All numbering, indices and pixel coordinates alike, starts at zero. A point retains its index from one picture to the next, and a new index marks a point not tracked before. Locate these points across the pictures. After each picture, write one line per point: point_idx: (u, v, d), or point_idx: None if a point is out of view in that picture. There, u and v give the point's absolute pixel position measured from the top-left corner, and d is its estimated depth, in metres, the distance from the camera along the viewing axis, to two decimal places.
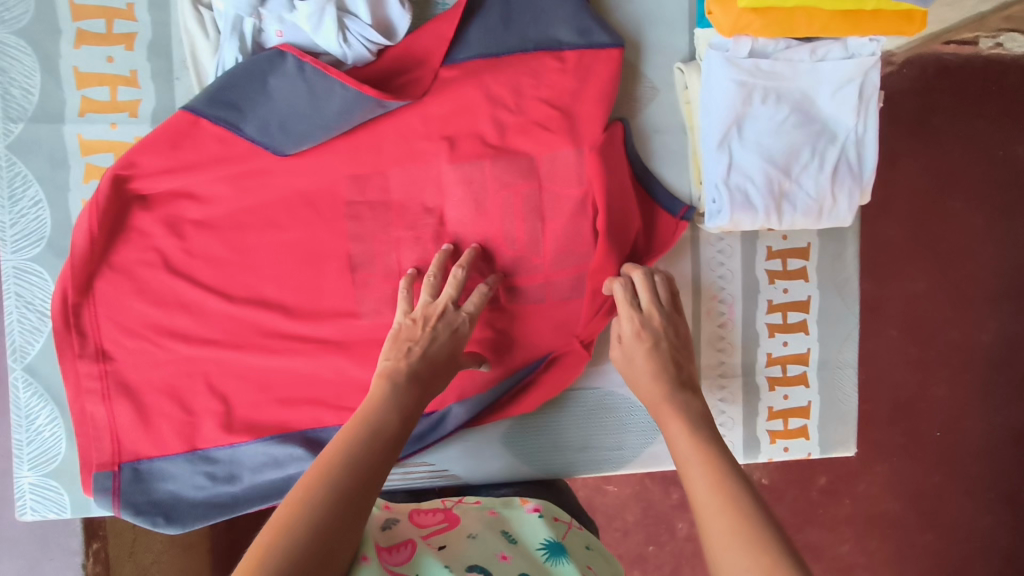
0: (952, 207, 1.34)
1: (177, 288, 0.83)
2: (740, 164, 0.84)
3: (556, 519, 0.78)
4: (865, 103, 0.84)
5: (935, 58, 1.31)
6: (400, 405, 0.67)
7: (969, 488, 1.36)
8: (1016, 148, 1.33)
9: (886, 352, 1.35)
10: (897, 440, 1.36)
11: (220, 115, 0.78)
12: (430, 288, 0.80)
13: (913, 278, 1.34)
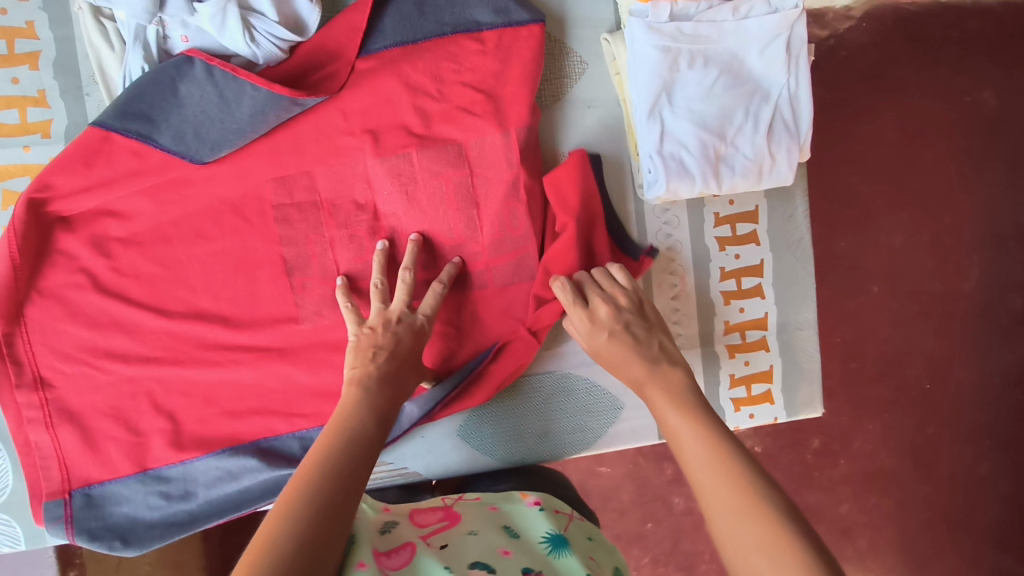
0: (925, 157, 1.31)
1: (111, 308, 0.82)
2: (673, 132, 0.82)
3: (556, 510, 0.83)
4: (795, 59, 0.82)
5: (893, 9, 1.28)
6: (371, 410, 0.69)
7: (963, 436, 1.35)
8: (982, 93, 1.31)
9: (871, 310, 1.31)
10: (887, 396, 1.33)
11: (132, 128, 0.76)
12: (380, 295, 0.80)
13: (891, 232, 1.31)
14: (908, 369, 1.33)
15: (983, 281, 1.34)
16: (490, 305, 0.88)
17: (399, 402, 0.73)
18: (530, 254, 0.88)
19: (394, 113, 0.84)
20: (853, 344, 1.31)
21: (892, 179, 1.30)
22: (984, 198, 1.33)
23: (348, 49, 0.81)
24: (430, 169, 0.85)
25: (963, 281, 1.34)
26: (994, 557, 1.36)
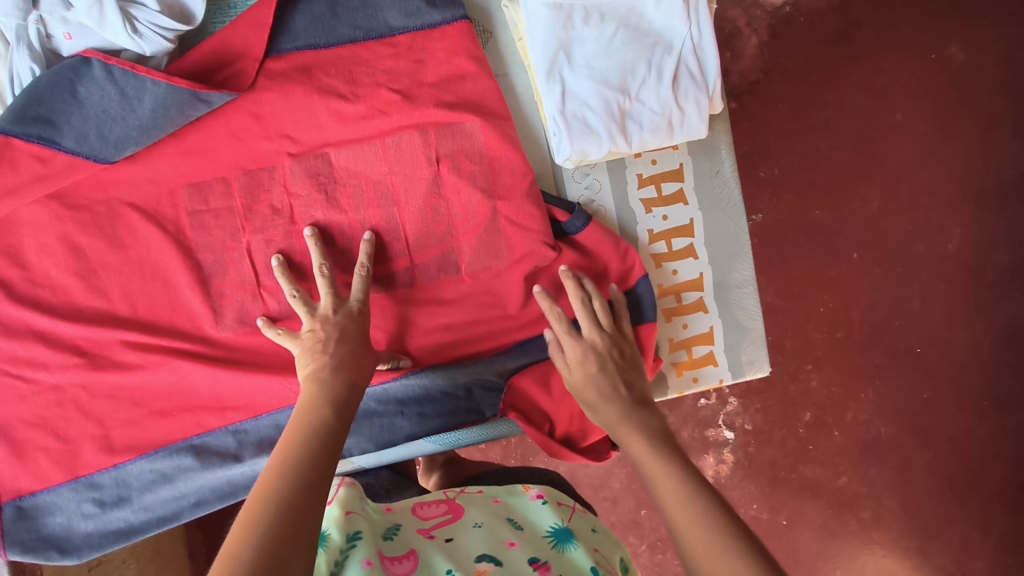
0: (895, 118, 1.25)
1: (26, 317, 0.79)
2: (575, 92, 0.80)
3: (559, 503, 0.72)
4: (694, 7, 0.81)
5: None
6: (333, 395, 0.65)
7: (959, 398, 1.27)
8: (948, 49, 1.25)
9: (852, 278, 1.26)
10: (875, 363, 1.27)
11: (33, 132, 0.75)
12: (303, 303, 0.76)
13: (865, 198, 1.25)
14: (897, 336, 1.27)
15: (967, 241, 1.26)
16: (425, 304, 0.87)
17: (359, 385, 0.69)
18: (455, 249, 0.87)
19: (306, 117, 0.81)
20: (837, 311, 1.26)
21: (860, 145, 1.25)
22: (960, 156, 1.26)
23: (254, 47, 0.79)
24: (349, 168, 0.84)
25: (948, 242, 1.26)
26: (1006, 521, 1.27)
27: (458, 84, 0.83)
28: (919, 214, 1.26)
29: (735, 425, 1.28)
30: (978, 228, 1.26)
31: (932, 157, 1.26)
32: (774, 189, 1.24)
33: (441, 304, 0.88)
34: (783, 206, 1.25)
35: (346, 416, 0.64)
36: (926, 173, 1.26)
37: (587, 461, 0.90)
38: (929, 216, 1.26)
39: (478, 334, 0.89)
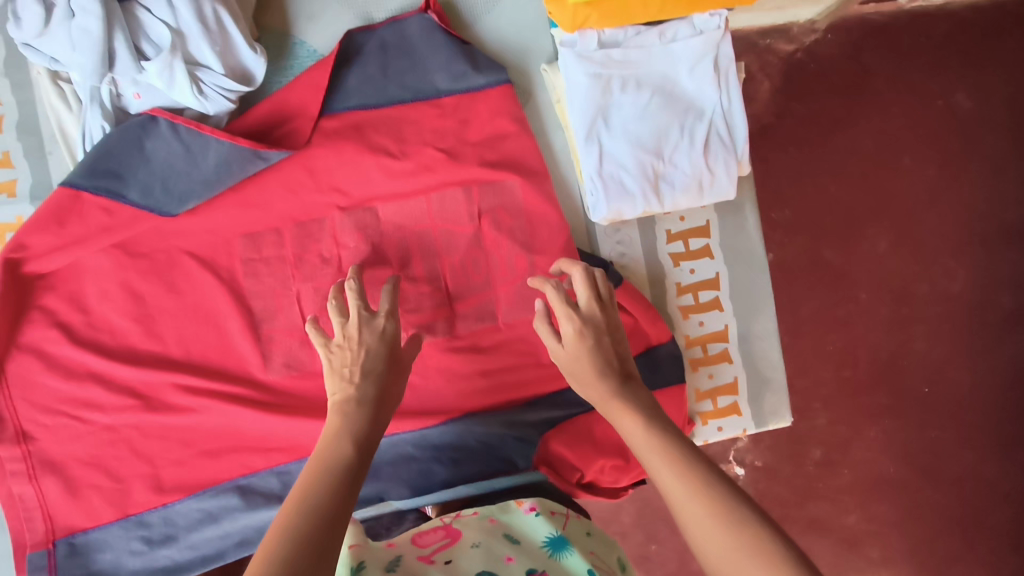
0: (903, 162, 1.29)
1: (88, 360, 0.83)
2: (612, 155, 0.85)
3: (552, 512, 0.75)
4: (724, 76, 0.85)
5: (860, 20, 1.28)
6: (355, 428, 0.66)
7: (969, 437, 1.30)
8: (955, 95, 1.30)
9: (860, 317, 1.27)
10: (882, 403, 1.28)
11: (101, 185, 0.79)
12: (336, 312, 0.78)
13: (873, 238, 1.28)
14: (904, 376, 1.29)
15: (973, 282, 1.31)
16: (462, 351, 0.91)
17: (379, 417, 0.69)
18: (492, 299, 0.91)
19: (359, 173, 0.86)
20: (848, 351, 1.28)
21: (872, 190, 1.28)
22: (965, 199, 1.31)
23: (310, 107, 0.84)
24: (394, 222, 0.88)
25: (952, 283, 1.30)
26: (1013, 561, 1.30)
27: (503, 144, 0.89)
28: (924, 256, 1.30)
29: (745, 462, 1.29)
30: (981, 271, 1.31)
31: (942, 199, 1.30)
32: (788, 232, 1.27)
33: (477, 352, 0.92)
34: (794, 245, 1.27)
35: (366, 451, 0.64)
36: (931, 217, 1.30)
37: (603, 498, 0.93)
38: (934, 256, 1.30)
39: (512, 379, 0.92)
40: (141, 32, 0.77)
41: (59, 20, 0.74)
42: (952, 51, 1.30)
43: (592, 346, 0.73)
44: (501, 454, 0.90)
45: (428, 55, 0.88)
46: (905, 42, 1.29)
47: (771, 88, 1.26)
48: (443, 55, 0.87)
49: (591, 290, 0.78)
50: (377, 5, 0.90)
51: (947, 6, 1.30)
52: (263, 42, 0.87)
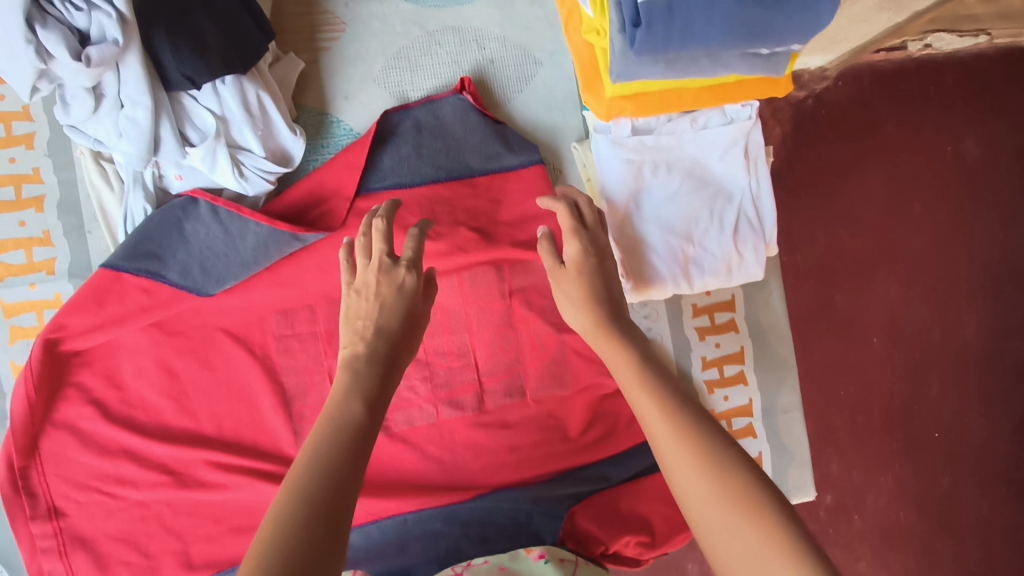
0: (914, 209, 1.21)
1: (121, 437, 0.83)
2: (642, 237, 0.86)
3: (560, 560, 0.82)
4: (754, 162, 0.87)
5: (868, 66, 1.20)
6: (366, 387, 0.59)
7: (980, 483, 1.22)
8: (963, 142, 1.23)
9: (871, 363, 1.19)
10: (893, 448, 1.20)
11: (141, 266, 0.80)
12: (364, 252, 0.70)
13: (884, 284, 1.19)
14: (914, 424, 1.21)
15: (985, 329, 1.23)
16: (490, 427, 0.91)
17: (393, 374, 0.63)
18: (521, 374, 0.92)
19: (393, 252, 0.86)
20: (861, 398, 1.18)
21: (884, 236, 1.20)
22: (976, 246, 1.24)
23: (346, 187, 0.85)
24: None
25: (964, 331, 1.23)
26: None
27: (534, 223, 0.89)
28: (932, 303, 1.21)
29: None
30: (993, 316, 1.24)
31: (948, 249, 1.22)
32: (798, 277, 1.17)
33: (505, 428, 0.92)
34: (805, 290, 1.17)
35: (381, 411, 0.58)
36: (943, 264, 1.22)
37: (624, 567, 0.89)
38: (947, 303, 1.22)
39: (539, 456, 0.92)
40: (186, 119, 0.78)
41: (107, 109, 0.73)
42: (961, 98, 1.23)
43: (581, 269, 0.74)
44: (529, 527, 0.90)
45: (463, 135, 0.89)
46: (914, 88, 1.21)
47: (780, 133, 1.18)
48: (478, 136, 0.89)
49: (596, 227, 0.78)
50: (413, 84, 0.91)
51: (957, 52, 1.22)
52: (300, 120, 0.88)
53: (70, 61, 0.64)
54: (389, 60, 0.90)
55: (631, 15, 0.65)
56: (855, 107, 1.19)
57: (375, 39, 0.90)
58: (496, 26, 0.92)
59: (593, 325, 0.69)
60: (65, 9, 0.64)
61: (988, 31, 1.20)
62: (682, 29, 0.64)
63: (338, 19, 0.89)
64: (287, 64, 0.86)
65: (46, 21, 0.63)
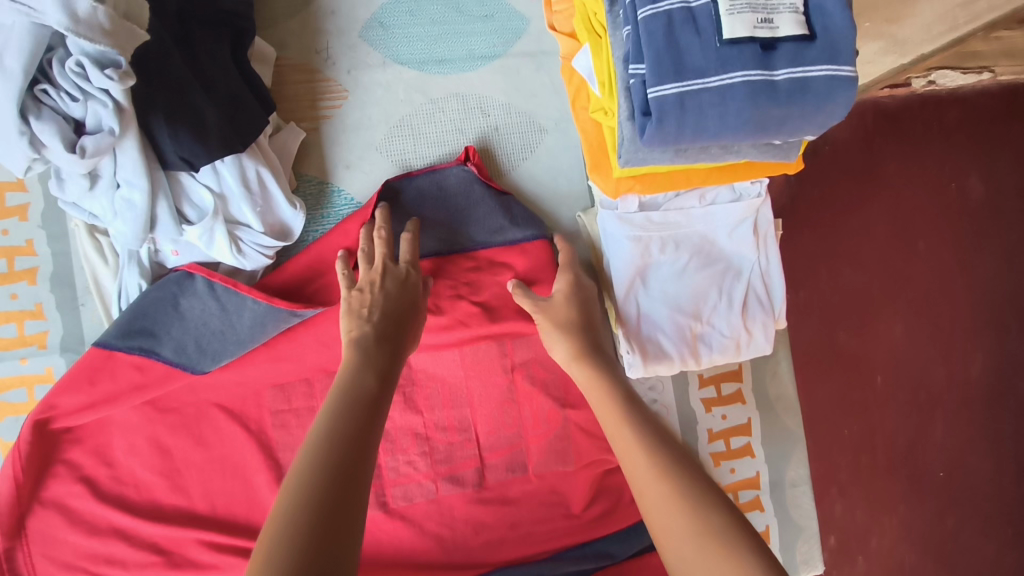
0: (918, 247, 1.17)
1: (110, 516, 0.80)
2: (649, 315, 0.84)
3: None
4: (763, 239, 0.85)
5: (873, 104, 1.17)
6: (374, 363, 0.65)
7: (984, 526, 1.17)
8: (966, 179, 1.18)
9: (875, 402, 1.14)
10: (898, 486, 1.14)
11: (134, 344, 0.77)
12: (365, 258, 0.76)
13: (889, 322, 1.15)
14: (919, 461, 1.16)
15: (990, 366, 1.18)
16: (491, 504, 0.89)
17: (398, 356, 0.69)
18: (523, 449, 0.90)
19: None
20: (863, 436, 1.14)
21: (886, 275, 1.15)
22: (982, 282, 1.19)
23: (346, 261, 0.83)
24: (426, 371, 0.88)
25: (968, 367, 1.18)
26: None
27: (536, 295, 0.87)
28: (936, 343, 1.17)
29: None
30: (998, 354, 1.18)
31: (953, 285, 1.17)
32: (800, 313, 1.13)
33: (506, 504, 0.89)
34: (808, 330, 1.13)
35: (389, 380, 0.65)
36: (948, 300, 1.17)
37: None
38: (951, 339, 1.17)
39: (542, 532, 0.89)
40: (183, 196, 0.76)
41: (103, 188, 0.71)
42: (964, 135, 1.19)
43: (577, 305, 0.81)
44: None
45: (468, 207, 0.87)
46: (916, 125, 1.18)
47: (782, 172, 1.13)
48: (483, 208, 0.87)
49: (579, 260, 0.89)
50: (415, 152, 0.90)
51: (960, 88, 1.19)
52: (299, 190, 0.87)
53: (63, 152, 0.63)
54: (391, 128, 0.89)
55: (641, 104, 0.64)
56: (859, 146, 1.15)
57: (378, 106, 0.89)
58: (501, 93, 0.92)
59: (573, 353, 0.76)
60: (60, 98, 0.62)
61: (991, 69, 1.15)
62: (693, 123, 0.62)
63: (340, 87, 0.89)
64: (289, 133, 0.85)
65: (41, 110, 0.62)
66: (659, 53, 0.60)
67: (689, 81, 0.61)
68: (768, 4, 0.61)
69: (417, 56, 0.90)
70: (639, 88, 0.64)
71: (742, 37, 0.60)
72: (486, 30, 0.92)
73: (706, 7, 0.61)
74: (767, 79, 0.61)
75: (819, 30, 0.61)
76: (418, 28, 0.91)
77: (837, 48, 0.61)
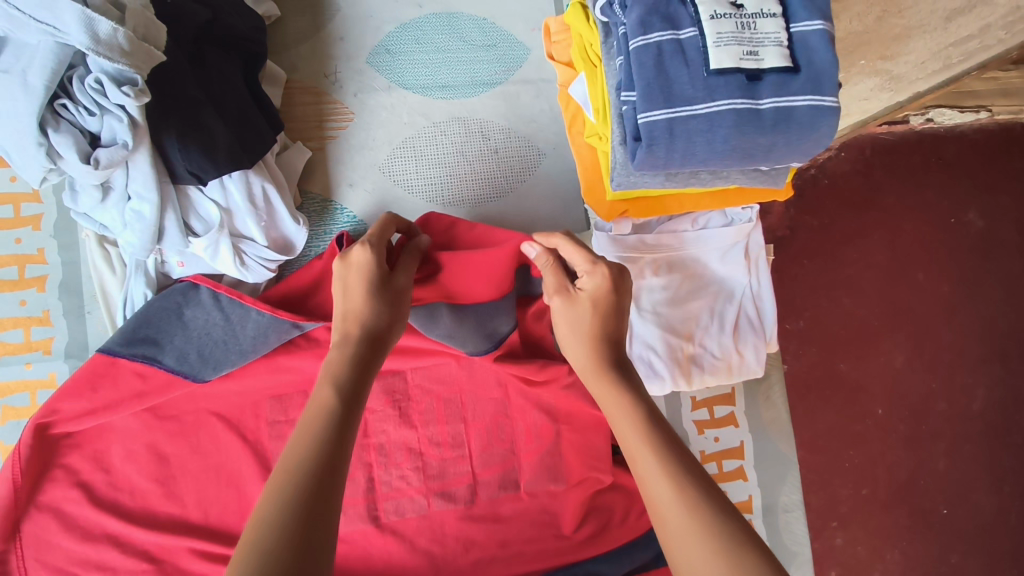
0: (918, 277, 1.18)
1: (104, 522, 0.80)
2: (642, 336, 0.86)
3: None
4: (754, 262, 0.87)
5: (871, 137, 1.20)
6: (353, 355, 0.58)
7: (992, 566, 1.14)
8: (966, 214, 1.20)
9: (876, 433, 1.14)
10: (902, 522, 1.13)
11: (137, 351, 0.79)
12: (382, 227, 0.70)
13: (890, 352, 1.16)
14: (919, 491, 1.14)
15: (992, 401, 1.17)
16: (482, 521, 0.89)
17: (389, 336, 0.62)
18: (516, 466, 0.91)
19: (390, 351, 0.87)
20: (863, 467, 1.12)
21: (884, 301, 1.17)
22: (981, 315, 1.19)
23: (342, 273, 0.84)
24: (422, 387, 0.91)
25: (971, 401, 1.17)
26: None
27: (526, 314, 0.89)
28: (937, 374, 1.17)
29: None
30: (1002, 388, 1.18)
31: (952, 317, 1.18)
32: (796, 338, 1.14)
33: (497, 521, 0.89)
34: (807, 355, 1.14)
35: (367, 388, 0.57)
36: (948, 331, 1.18)
37: None
38: (950, 373, 1.17)
39: (533, 552, 0.89)
40: (191, 210, 0.78)
41: (115, 200, 0.73)
42: (962, 170, 1.21)
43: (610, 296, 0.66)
44: None
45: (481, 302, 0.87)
46: (916, 159, 1.20)
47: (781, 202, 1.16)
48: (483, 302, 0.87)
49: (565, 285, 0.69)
50: (416, 173, 0.92)
51: (959, 127, 1.22)
52: (303, 207, 0.90)
53: (78, 163, 0.66)
54: (394, 148, 0.92)
55: (632, 129, 0.66)
56: (858, 176, 1.19)
57: (382, 128, 0.93)
58: (501, 118, 0.95)
59: (594, 367, 0.63)
60: (78, 113, 0.66)
61: (988, 108, 1.19)
62: (682, 148, 0.65)
63: (347, 109, 0.92)
64: (296, 152, 0.88)
65: (59, 124, 0.65)
66: (648, 82, 0.63)
67: (678, 108, 0.64)
68: (753, 37, 0.64)
69: (422, 82, 0.94)
70: (631, 115, 0.66)
71: (728, 68, 0.63)
72: (489, 58, 0.95)
73: (694, 40, 0.64)
74: (752, 107, 0.63)
75: (804, 63, 0.64)
76: (424, 54, 0.94)
77: (820, 80, 0.64)
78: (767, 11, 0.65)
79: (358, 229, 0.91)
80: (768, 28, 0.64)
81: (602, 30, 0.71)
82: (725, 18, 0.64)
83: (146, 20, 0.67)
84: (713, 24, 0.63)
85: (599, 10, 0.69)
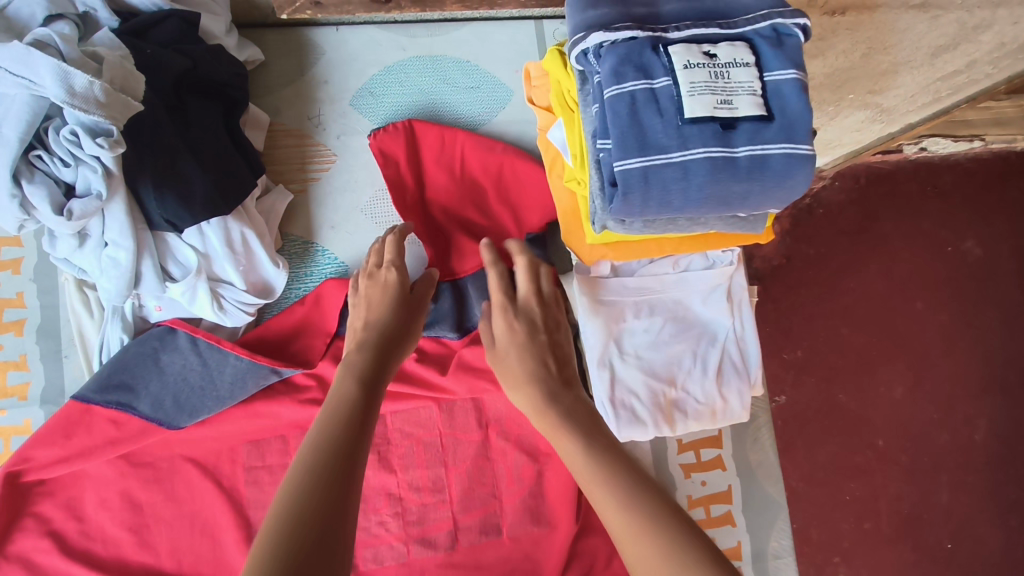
0: (915, 308, 1.17)
1: (75, 571, 0.79)
2: (624, 380, 0.84)
3: None
4: (737, 305, 0.86)
5: (866, 165, 1.20)
6: (364, 369, 0.67)
7: None
8: (963, 243, 1.19)
9: (874, 469, 1.11)
10: (902, 561, 1.10)
11: (111, 398, 0.79)
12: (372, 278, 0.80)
13: (889, 384, 1.14)
14: (922, 527, 1.11)
15: (995, 433, 1.15)
16: (463, 568, 0.88)
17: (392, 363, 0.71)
18: (498, 510, 0.89)
19: None
20: (860, 503, 1.10)
21: (880, 334, 1.16)
22: (981, 344, 1.17)
23: (325, 321, 0.85)
24: (402, 430, 0.89)
25: (973, 433, 1.15)
26: None
27: None
28: (938, 406, 1.15)
29: None
30: (1003, 420, 1.16)
31: (950, 347, 1.17)
32: (787, 373, 1.13)
33: (478, 569, 0.88)
34: (799, 390, 1.12)
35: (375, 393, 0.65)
36: (947, 362, 1.16)
37: None
38: (951, 406, 1.15)
39: None
40: (168, 255, 0.79)
41: (91, 247, 0.74)
42: (957, 202, 1.20)
43: (528, 331, 0.78)
44: None
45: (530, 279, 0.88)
46: (910, 189, 1.20)
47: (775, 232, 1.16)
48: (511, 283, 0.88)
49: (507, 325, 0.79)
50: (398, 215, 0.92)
51: (953, 155, 1.21)
52: (284, 249, 0.90)
53: (52, 215, 0.66)
54: (378, 190, 0.93)
55: (608, 176, 0.66)
56: (852, 207, 1.18)
57: (365, 169, 0.93)
58: None
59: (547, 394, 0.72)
60: (52, 164, 0.66)
61: (982, 137, 1.18)
62: (659, 197, 0.65)
63: (328, 151, 0.93)
64: (277, 195, 0.88)
65: (33, 174, 0.65)
66: (623, 131, 0.63)
67: (653, 156, 0.64)
68: (727, 86, 0.64)
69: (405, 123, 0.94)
70: (607, 162, 0.67)
71: (702, 116, 0.63)
72: (471, 100, 0.96)
73: (669, 89, 0.64)
74: (728, 155, 0.63)
75: (777, 111, 0.64)
76: (407, 95, 0.95)
77: (794, 128, 0.64)
78: (740, 61, 0.65)
79: (338, 270, 0.90)
80: (741, 77, 0.64)
81: (578, 78, 0.71)
82: (698, 67, 0.64)
83: (123, 72, 0.67)
84: (686, 74, 0.64)
85: (573, 59, 0.69)
